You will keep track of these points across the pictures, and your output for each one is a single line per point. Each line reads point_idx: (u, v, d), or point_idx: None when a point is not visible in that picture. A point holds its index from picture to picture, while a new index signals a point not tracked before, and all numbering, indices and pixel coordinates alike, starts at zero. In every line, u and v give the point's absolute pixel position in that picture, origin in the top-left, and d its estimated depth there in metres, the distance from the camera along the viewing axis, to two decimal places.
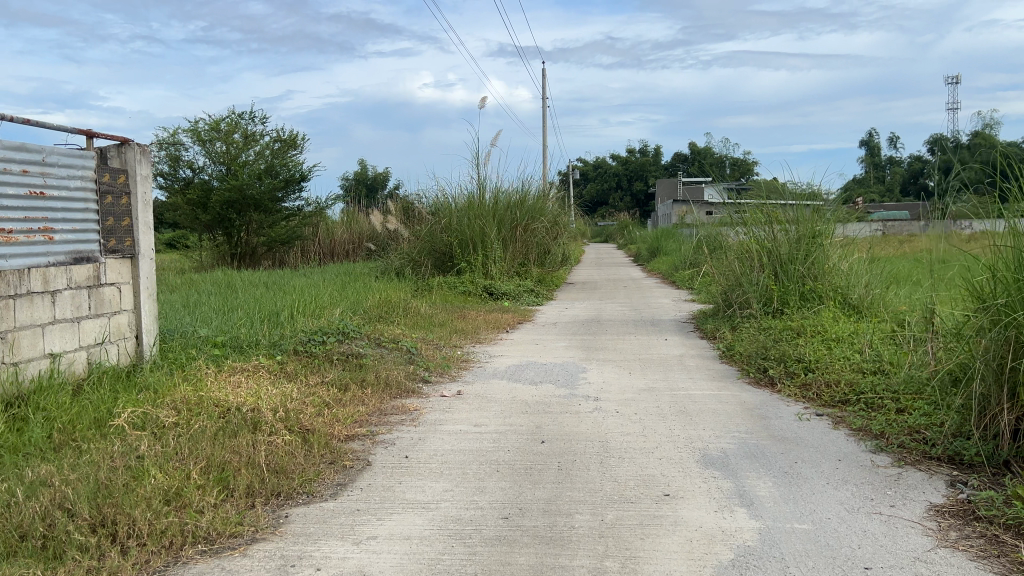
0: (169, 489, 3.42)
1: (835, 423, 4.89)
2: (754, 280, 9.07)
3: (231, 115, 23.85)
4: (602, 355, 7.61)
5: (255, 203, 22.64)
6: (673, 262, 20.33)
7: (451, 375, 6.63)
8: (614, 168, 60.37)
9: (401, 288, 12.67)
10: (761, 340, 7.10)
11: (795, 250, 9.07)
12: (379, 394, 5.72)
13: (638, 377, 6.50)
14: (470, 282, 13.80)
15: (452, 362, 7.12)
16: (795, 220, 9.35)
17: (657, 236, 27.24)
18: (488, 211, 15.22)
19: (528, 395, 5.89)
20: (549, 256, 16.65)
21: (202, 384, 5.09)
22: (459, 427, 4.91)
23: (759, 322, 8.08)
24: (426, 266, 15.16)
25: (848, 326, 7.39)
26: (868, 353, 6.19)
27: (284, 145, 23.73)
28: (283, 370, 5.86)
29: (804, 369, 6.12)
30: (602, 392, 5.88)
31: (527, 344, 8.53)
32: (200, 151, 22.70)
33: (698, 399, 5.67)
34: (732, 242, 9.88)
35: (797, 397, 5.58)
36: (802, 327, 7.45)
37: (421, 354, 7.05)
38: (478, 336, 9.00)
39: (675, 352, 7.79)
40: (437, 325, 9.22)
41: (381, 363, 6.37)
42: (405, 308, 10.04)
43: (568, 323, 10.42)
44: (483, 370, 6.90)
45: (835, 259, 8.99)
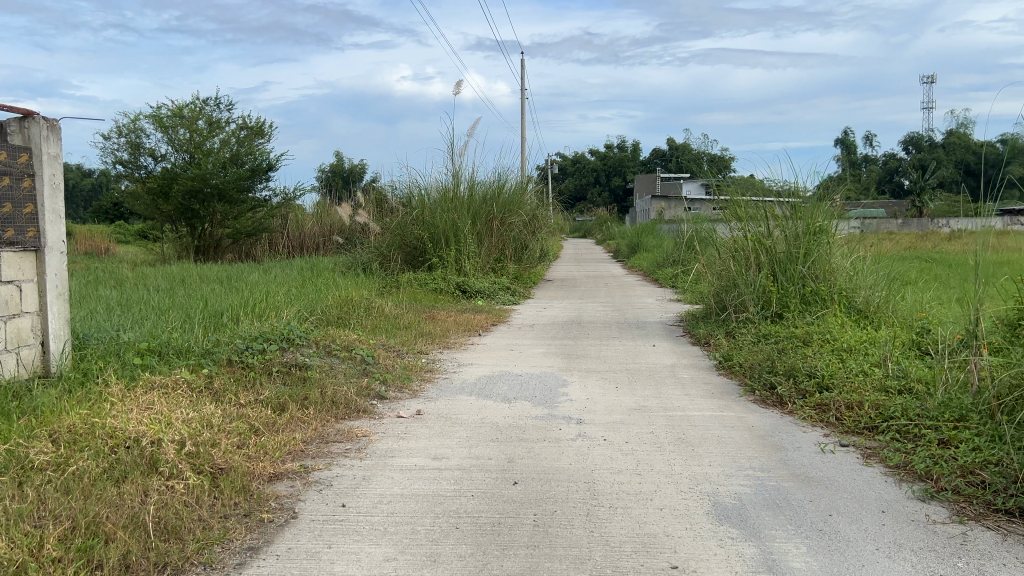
0: (8, 569, 2.54)
1: (866, 458, 4.06)
2: (750, 281, 8.23)
3: (195, 101, 22.76)
4: (585, 365, 6.75)
5: (219, 193, 21.58)
6: (654, 260, 19.53)
7: (411, 389, 5.74)
8: (593, 163, 59.65)
9: (367, 284, 11.75)
10: (764, 351, 6.28)
11: (794, 248, 8.26)
12: (322, 415, 4.83)
13: (627, 392, 5.64)
14: (443, 279, 12.91)
15: (414, 373, 6.23)
16: (792, 214, 8.54)
17: (636, 232, 26.48)
18: (463, 204, 14.34)
19: (500, 416, 5.02)
20: (526, 251, 15.81)
21: (101, 408, 4.18)
22: (413, 461, 4.04)
23: (758, 329, 7.26)
24: (396, 261, 14.25)
25: (859, 334, 6.60)
26: (891, 369, 5.38)
27: (250, 132, 22.68)
28: (209, 388, 4.96)
29: (818, 386, 5.29)
30: (585, 414, 5.02)
31: (500, 351, 7.64)
32: (162, 138, 21.59)
33: (699, 423, 4.82)
34: (725, 240, 9.03)
35: (814, 421, 4.75)
36: (809, 334, 6.64)
37: (379, 364, 6.16)
38: (447, 340, 8.11)
39: (667, 361, 6.94)
40: (403, 328, 8.32)
41: (329, 376, 5.47)
42: (368, 309, 9.11)
43: (546, 325, 9.57)
44: (449, 383, 6.02)
45: (837, 258, 8.19)
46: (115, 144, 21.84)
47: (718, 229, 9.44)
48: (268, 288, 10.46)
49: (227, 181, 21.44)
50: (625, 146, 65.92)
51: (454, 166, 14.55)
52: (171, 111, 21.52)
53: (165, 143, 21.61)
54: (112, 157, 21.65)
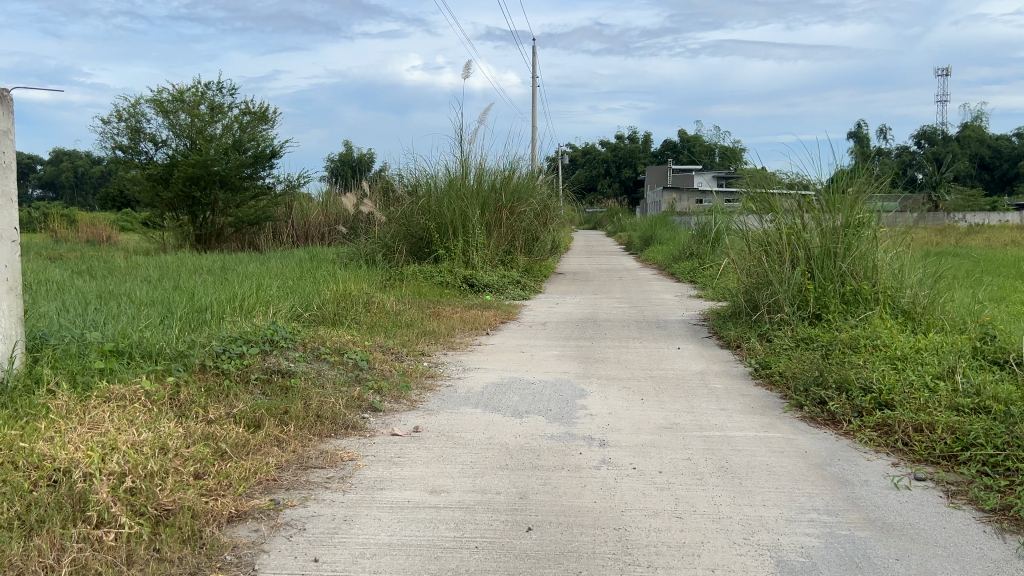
0: None
1: (952, 498, 3.35)
2: (784, 277, 7.50)
3: (198, 85, 22.12)
4: (604, 372, 6.05)
5: (221, 180, 20.93)
6: (669, 253, 18.81)
7: (409, 400, 5.05)
8: (604, 154, 58.80)
9: (369, 277, 11.08)
10: (809, 359, 5.56)
11: (833, 241, 7.51)
12: (303, 434, 4.15)
13: (655, 406, 4.94)
14: (449, 272, 12.22)
15: (414, 379, 5.55)
16: (830, 205, 7.78)
17: (648, 224, 25.73)
18: (472, 192, 13.62)
19: (511, 436, 4.33)
20: (537, 243, 15.11)
21: (37, 428, 3.51)
22: (405, 497, 3.36)
23: (797, 333, 6.55)
24: (400, 253, 13.60)
25: (912, 340, 5.87)
26: (960, 383, 4.65)
27: (253, 118, 22.06)
28: (174, 399, 4.30)
29: (877, 402, 4.57)
30: (609, 434, 4.33)
31: (511, 353, 6.96)
32: (163, 123, 20.95)
33: (743, 447, 4.11)
34: (750, 232, 8.30)
35: (879, 446, 4.04)
36: (856, 339, 5.91)
37: (374, 369, 5.47)
38: (452, 340, 7.43)
39: (695, 367, 6.24)
40: (404, 326, 7.63)
41: (314, 385, 4.79)
42: (368, 305, 8.45)
43: (559, 323, 8.88)
44: (452, 393, 5.34)
45: (879, 253, 7.44)
46: (115, 129, 21.20)
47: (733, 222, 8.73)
48: (262, 280, 9.80)
49: (229, 168, 20.80)
50: (636, 136, 64.93)
51: (462, 153, 13.83)
52: (172, 95, 20.87)
53: (166, 128, 20.99)
54: (112, 143, 21.02)
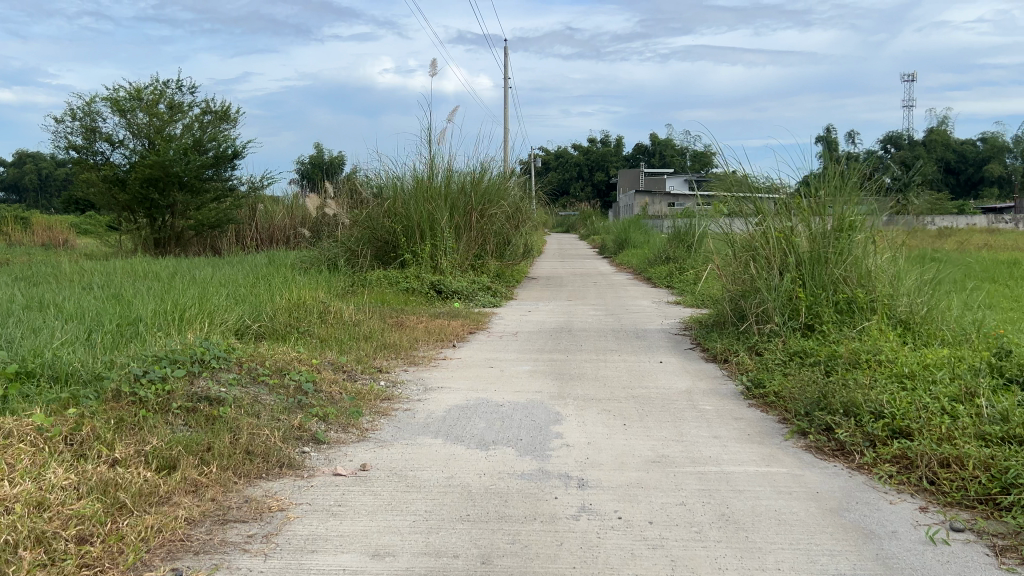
0: None
1: (1001, 557, 2.79)
2: (772, 284, 6.96)
3: (156, 83, 21.31)
4: (581, 391, 5.45)
5: (180, 181, 20.09)
6: (644, 257, 18.25)
7: (358, 429, 4.42)
8: (576, 157, 58.33)
9: (328, 284, 10.41)
10: (807, 378, 4.99)
11: (823, 246, 6.98)
12: (227, 481, 3.52)
13: (640, 434, 4.35)
14: (416, 278, 11.56)
15: (366, 403, 4.91)
16: (820, 207, 7.24)
17: (621, 227, 25.19)
18: (442, 194, 12.91)
19: (475, 474, 3.72)
20: (508, 247, 14.50)
21: None
22: (340, 564, 2.73)
23: (789, 346, 6.00)
24: (364, 257, 12.94)
25: (918, 354, 5.33)
26: (984, 408, 4.10)
27: (214, 118, 21.28)
28: (75, 435, 3.63)
29: (890, 429, 4.02)
30: (589, 472, 3.72)
31: (478, 368, 6.33)
32: (119, 122, 20.08)
33: (744, 487, 3.53)
34: (733, 234, 7.74)
35: (901, 487, 3.48)
36: (857, 353, 5.37)
37: (320, 392, 4.83)
38: (414, 354, 6.79)
39: (681, 384, 5.67)
40: (362, 339, 6.98)
41: (247, 416, 4.15)
42: (325, 315, 7.79)
43: (532, 334, 8.28)
44: (409, 419, 4.70)
45: (874, 258, 6.92)
46: (69, 128, 20.28)
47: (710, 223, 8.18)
48: (211, 287, 9.11)
49: (188, 169, 19.97)
50: (608, 140, 64.59)
51: (429, 153, 13.21)
52: (129, 94, 20.02)
53: (123, 127, 20.11)
54: (65, 142, 20.10)
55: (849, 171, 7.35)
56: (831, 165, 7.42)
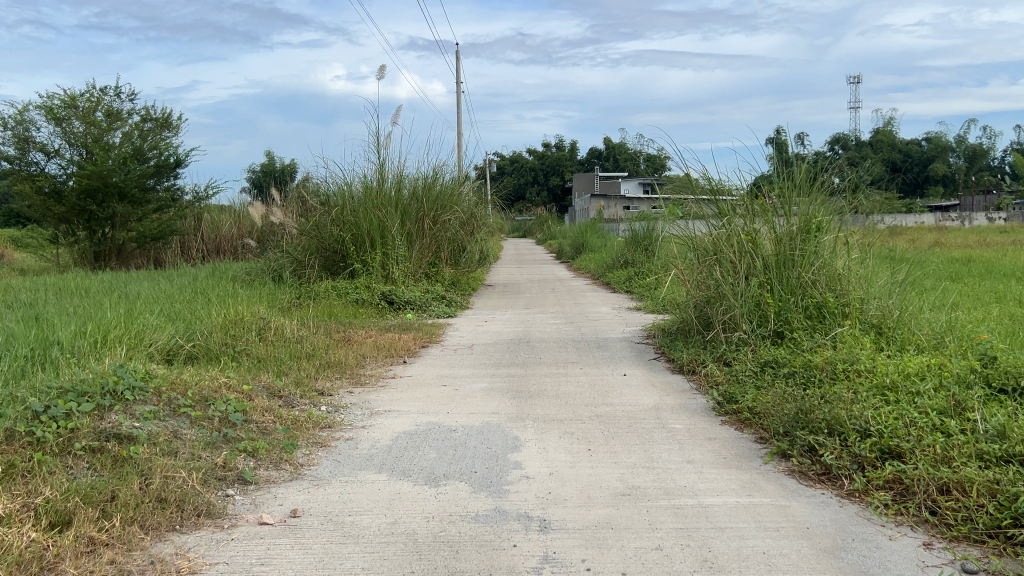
0: None
1: None
2: (738, 289, 6.62)
3: (93, 90, 20.45)
4: (541, 411, 5.03)
5: (119, 192, 19.25)
6: (602, 262, 17.91)
7: (292, 466, 3.95)
8: (531, 162, 58.09)
9: (273, 298, 9.85)
10: (783, 393, 4.64)
11: (790, 248, 6.67)
12: (131, 539, 3.02)
13: (607, 461, 3.94)
14: (366, 289, 11.05)
15: (303, 435, 4.43)
16: (785, 208, 6.92)
17: (579, 230, 24.91)
18: (392, 201, 12.39)
19: (421, 518, 3.27)
20: (463, 254, 14.04)
21: None
22: None
23: (760, 356, 5.65)
24: (312, 267, 12.44)
25: (896, 362, 5.02)
26: (977, 423, 3.78)
27: (155, 125, 20.49)
28: None
29: (879, 450, 3.67)
30: (552, 510, 3.30)
31: (430, 388, 5.87)
32: (54, 131, 19.19)
33: (726, 523, 3.14)
34: (695, 237, 7.39)
35: (899, 520, 3.12)
36: (833, 362, 5.03)
37: (250, 424, 4.34)
38: (360, 373, 6.32)
39: (647, 399, 5.28)
40: (303, 359, 6.49)
41: (161, 457, 3.64)
42: (265, 333, 7.26)
43: (488, 346, 7.85)
44: (351, 451, 4.23)
45: (842, 261, 6.63)
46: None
47: (669, 226, 7.84)
48: (143, 304, 8.50)
49: (128, 179, 19.15)
50: (563, 144, 64.48)
51: (378, 158, 12.71)
52: (63, 101, 19.15)
53: (57, 137, 19.21)
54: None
55: (812, 171, 7.07)
56: (796, 163, 7.11)
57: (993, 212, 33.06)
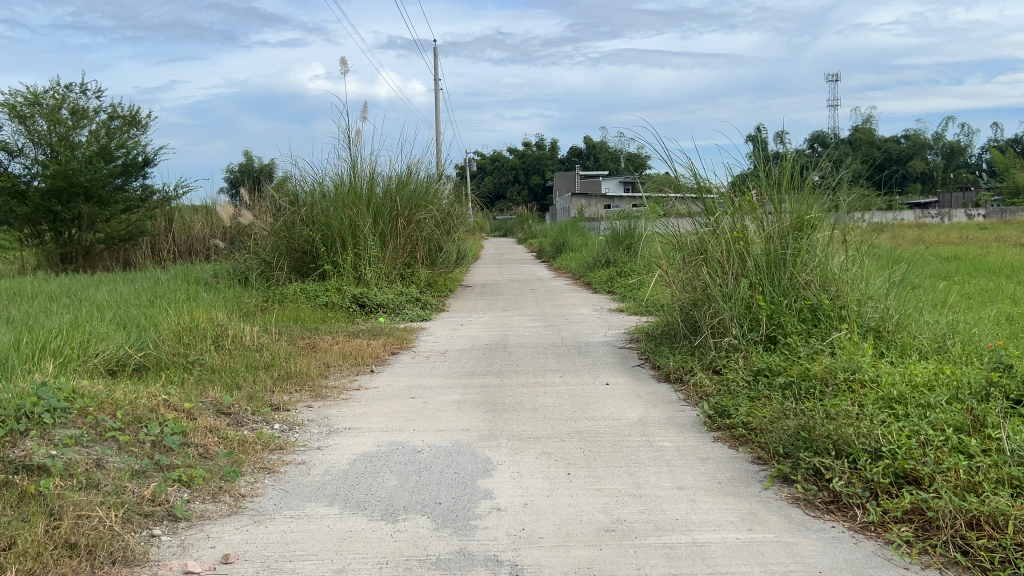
0: None
1: None
2: (728, 291, 6.21)
3: (58, 87, 19.79)
4: (516, 427, 4.59)
5: (85, 192, 18.61)
6: (582, 261, 17.51)
7: (231, 498, 3.48)
8: (511, 161, 57.56)
9: (237, 303, 9.35)
10: (781, 407, 4.23)
11: (783, 247, 6.27)
12: None
13: (588, 488, 3.51)
14: (337, 291, 10.56)
15: (249, 459, 3.97)
16: (776, 204, 6.51)
17: (560, 229, 24.51)
18: (364, 199, 11.90)
19: (374, 563, 2.81)
20: (440, 254, 13.58)
21: None
22: None
23: (752, 364, 5.24)
24: (281, 269, 11.95)
25: (902, 370, 4.63)
26: (1002, 442, 3.39)
27: (123, 124, 19.86)
28: None
29: (895, 475, 3.28)
30: (525, 552, 2.86)
31: (397, 400, 5.42)
32: (16, 129, 18.50)
33: (726, 567, 2.71)
34: (680, 236, 6.97)
35: (926, 562, 2.72)
36: (833, 371, 4.63)
37: (188, 448, 3.86)
38: (322, 385, 5.85)
39: (631, 412, 4.86)
40: (261, 370, 6.02)
41: (75, 491, 3.15)
42: (222, 342, 6.77)
43: (462, 352, 7.41)
44: (300, 479, 3.77)
45: (837, 260, 6.26)
46: None
47: (652, 224, 7.42)
48: (95, 310, 7.98)
49: (95, 179, 18.51)
50: (543, 143, 64.08)
51: (350, 155, 12.21)
52: (26, 98, 18.46)
53: (21, 135, 18.52)
54: None
55: (803, 166, 6.65)
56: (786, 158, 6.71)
57: (972, 210, 32.97)
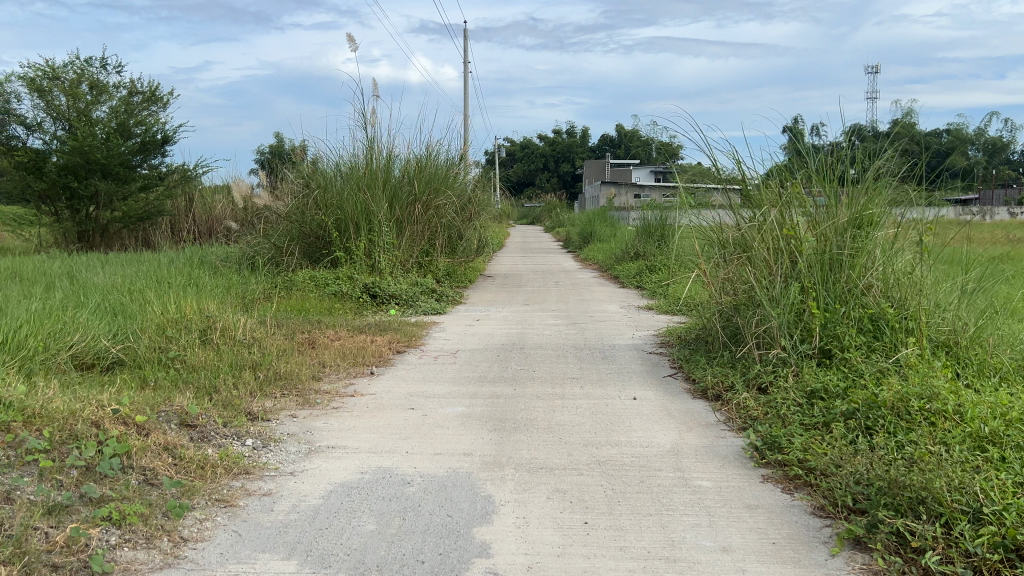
0: None
1: None
2: (776, 294, 5.46)
3: (78, 60, 19.32)
4: (526, 452, 3.90)
5: (102, 169, 18.14)
6: (610, 253, 16.75)
7: (168, 545, 2.82)
8: (541, 148, 56.62)
9: (239, 292, 8.75)
10: (846, 450, 3.50)
11: (840, 246, 5.50)
12: None
13: (610, 547, 2.81)
14: (348, 280, 9.92)
15: (202, 489, 3.31)
16: (830, 198, 5.72)
17: (588, 218, 23.71)
18: (380, 182, 11.22)
19: None
20: (461, 242, 12.92)
21: None
22: None
23: (806, 384, 4.53)
24: (292, 255, 11.38)
25: (989, 399, 3.86)
26: None
27: (143, 100, 19.35)
28: None
29: (1006, 551, 2.55)
30: None
31: (393, 411, 4.76)
32: (36, 103, 18.04)
33: None
34: (722, 231, 6.22)
35: None
36: (906, 399, 3.88)
37: (128, 476, 3.21)
38: (311, 389, 5.21)
39: (663, 438, 4.14)
40: (246, 371, 5.38)
41: None
42: (211, 338, 6.15)
43: (475, 352, 6.74)
44: (258, 517, 3.11)
45: (902, 261, 5.48)
46: None
47: (686, 217, 6.67)
48: (82, 295, 7.39)
49: (112, 156, 18.02)
50: (574, 130, 63.06)
51: (367, 136, 11.55)
52: (45, 72, 17.97)
53: (40, 109, 18.05)
54: None
55: (862, 157, 5.79)
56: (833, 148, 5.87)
57: (1015, 209, 31.70)
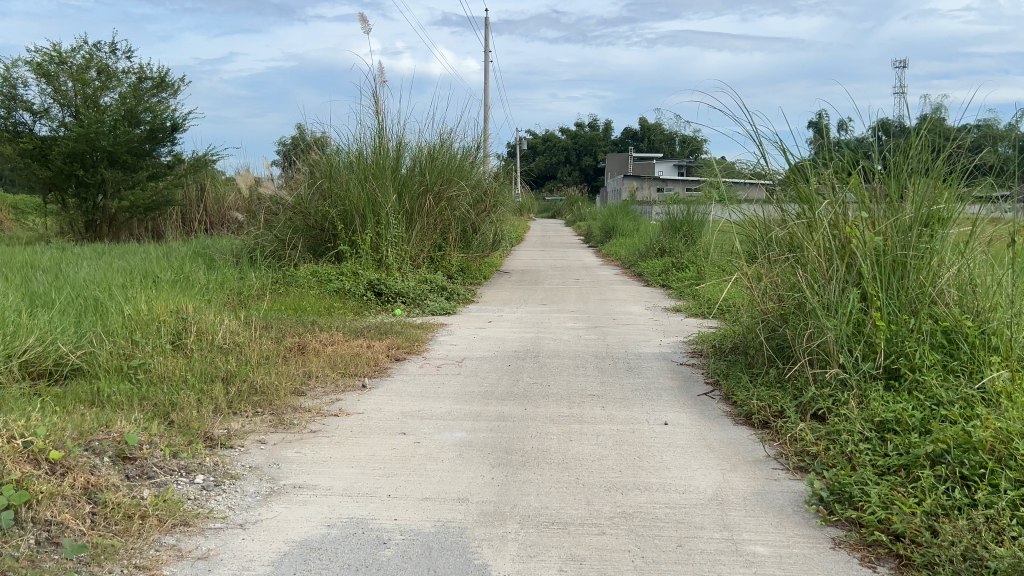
0: None
1: None
2: (831, 302, 4.66)
3: (87, 45, 18.78)
4: (535, 498, 3.16)
5: (109, 156, 17.56)
6: (633, 249, 15.92)
7: None
8: (563, 142, 55.74)
9: (231, 289, 8.08)
10: (945, 518, 2.73)
11: (908, 246, 4.69)
12: None
13: None
14: (352, 277, 9.20)
15: (120, 552, 2.62)
16: (891, 191, 4.90)
17: (610, 212, 22.90)
18: (389, 172, 10.49)
19: None
20: (475, 237, 12.22)
21: None
22: None
23: (875, 415, 3.74)
24: (295, 249, 10.72)
25: None
26: None
27: (153, 86, 18.76)
28: None
29: None
30: None
31: (381, 436, 4.04)
32: (43, 88, 17.48)
33: None
34: (766, 226, 5.41)
35: None
36: (1011, 440, 3.09)
37: (20, 538, 2.51)
38: (289, 407, 4.50)
39: (702, 481, 3.39)
40: (217, 385, 4.68)
41: None
42: (185, 343, 5.45)
43: (483, 360, 6.02)
44: None
45: (979, 265, 4.68)
46: None
47: (721, 211, 5.88)
48: (53, 292, 6.72)
49: (119, 143, 17.45)
50: (596, 123, 62.15)
51: (376, 123, 10.81)
52: (52, 56, 17.43)
53: (47, 95, 17.51)
54: None
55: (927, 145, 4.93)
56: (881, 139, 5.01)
57: None
